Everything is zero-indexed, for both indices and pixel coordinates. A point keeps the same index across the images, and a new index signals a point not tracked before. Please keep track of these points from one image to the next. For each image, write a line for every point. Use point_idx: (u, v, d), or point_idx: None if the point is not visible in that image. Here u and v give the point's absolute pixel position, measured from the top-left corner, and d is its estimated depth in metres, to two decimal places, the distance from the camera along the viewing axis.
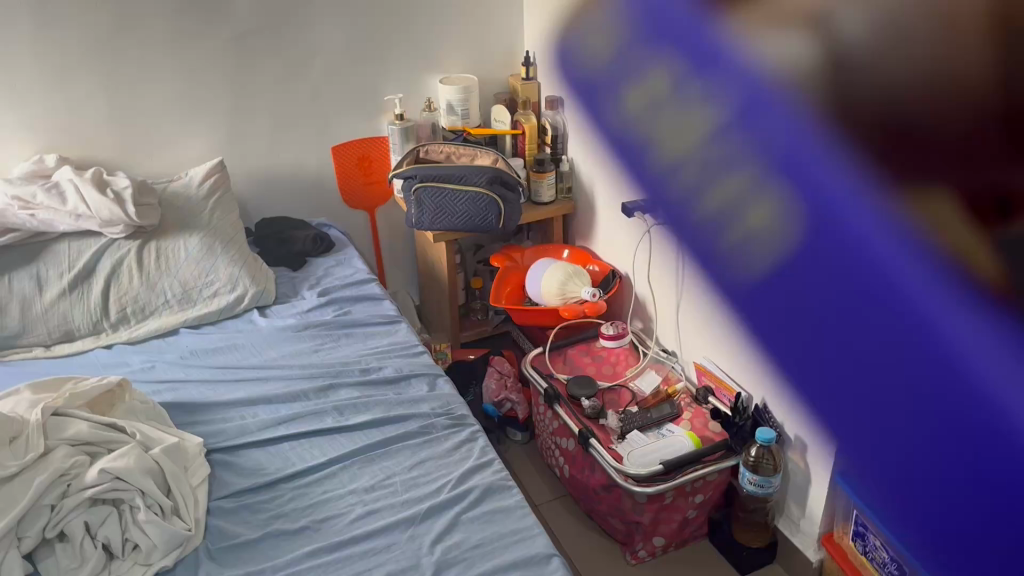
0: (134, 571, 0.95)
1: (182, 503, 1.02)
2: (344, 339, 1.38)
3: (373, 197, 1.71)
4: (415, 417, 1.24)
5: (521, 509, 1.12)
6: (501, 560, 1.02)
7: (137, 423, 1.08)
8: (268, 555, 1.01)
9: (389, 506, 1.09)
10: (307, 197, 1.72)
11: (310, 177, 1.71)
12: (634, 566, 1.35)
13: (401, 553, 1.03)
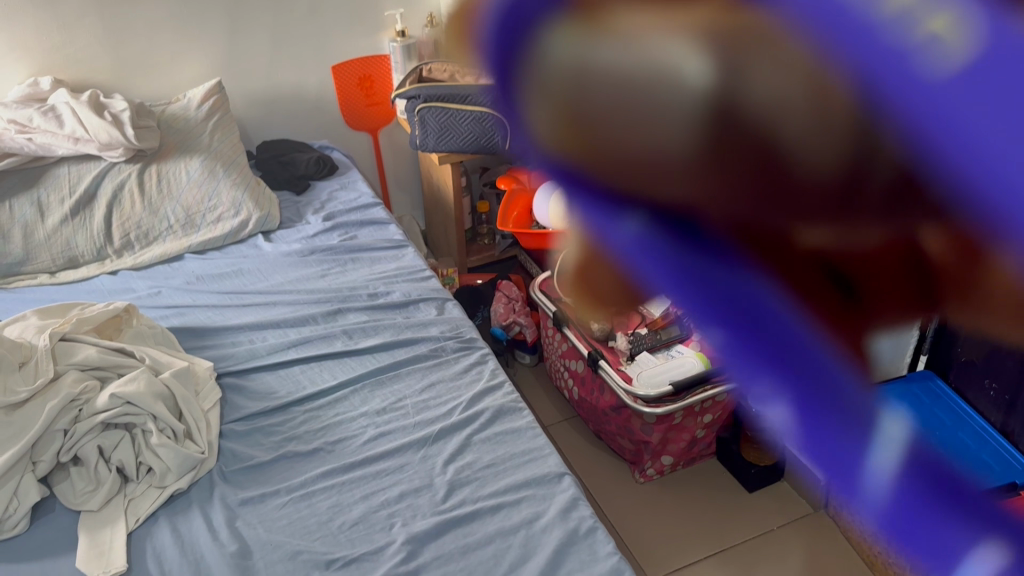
0: (148, 493, 0.98)
1: (194, 426, 1.03)
2: (352, 264, 1.37)
3: (374, 118, 1.71)
4: (425, 340, 1.24)
5: (531, 430, 1.14)
6: (512, 480, 1.05)
7: (146, 347, 1.08)
8: (282, 477, 1.03)
9: (400, 429, 1.10)
10: (308, 118, 1.71)
11: (311, 99, 1.69)
12: (642, 485, 1.37)
13: (414, 473, 1.05)
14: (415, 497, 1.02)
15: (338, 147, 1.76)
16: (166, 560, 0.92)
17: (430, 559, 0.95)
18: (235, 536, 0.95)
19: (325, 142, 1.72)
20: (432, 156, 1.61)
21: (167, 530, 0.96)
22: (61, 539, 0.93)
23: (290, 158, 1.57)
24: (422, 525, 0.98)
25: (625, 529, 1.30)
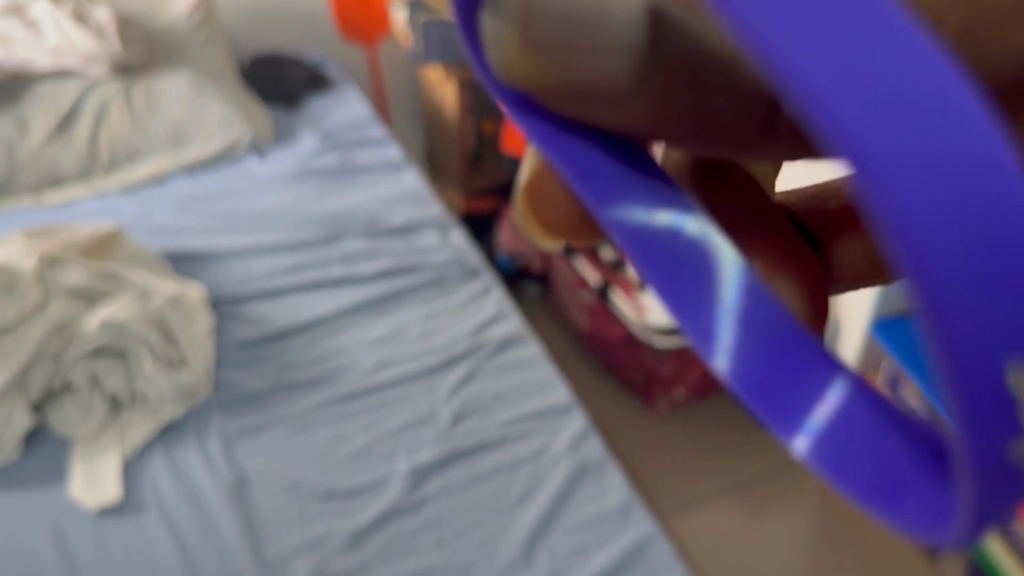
0: (142, 421, 0.95)
1: (189, 351, 0.99)
2: (349, 186, 1.33)
3: (372, 32, 1.55)
4: (427, 267, 1.20)
5: (540, 360, 1.12)
6: (517, 412, 1.05)
7: (135, 271, 1.04)
8: (278, 407, 1.01)
9: (402, 357, 1.08)
10: (300, 31, 1.65)
11: (304, 9, 1.63)
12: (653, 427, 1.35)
13: (417, 401, 1.04)
14: (419, 428, 1.02)
15: (336, 64, 1.69)
16: (162, 490, 0.91)
17: (435, 491, 0.96)
18: (233, 466, 0.94)
19: (322, 58, 1.63)
20: (432, 73, 1.55)
21: (162, 458, 0.94)
22: (55, 468, 0.92)
23: (285, 72, 1.50)
24: (427, 456, 0.98)
25: (621, 446, 1.30)
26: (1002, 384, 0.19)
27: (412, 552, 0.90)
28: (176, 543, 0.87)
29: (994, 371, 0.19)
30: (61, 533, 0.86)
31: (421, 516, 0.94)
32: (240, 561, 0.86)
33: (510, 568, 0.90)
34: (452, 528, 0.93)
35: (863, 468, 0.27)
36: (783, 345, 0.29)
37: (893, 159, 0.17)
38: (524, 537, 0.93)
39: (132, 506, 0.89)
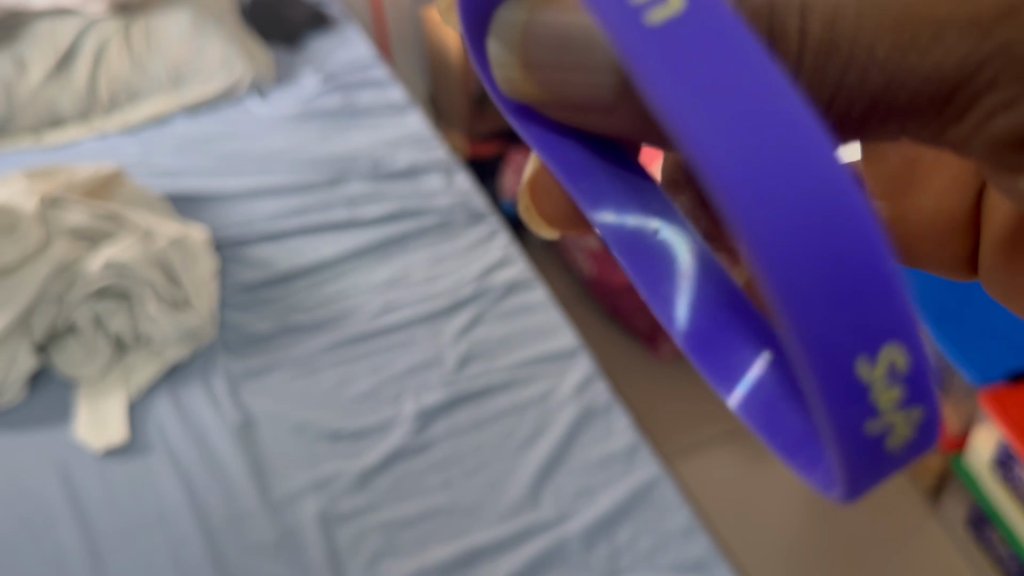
0: (147, 362, 0.95)
1: (194, 293, 0.99)
2: (353, 127, 1.31)
3: None
4: (432, 210, 1.19)
5: (547, 304, 1.11)
6: (524, 355, 1.05)
7: (137, 213, 1.03)
8: (283, 349, 1.00)
9: (407, 301, 1.08)
10: None
11: None
12: (653, 381, 1.38)
13: (424, 344, 1.04)
14: (426, 370, 1.02)
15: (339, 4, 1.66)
16: (168, 431, 0.91)
17: (442, 433, 0.96)
18: (239, 407, 0.94)
19: None
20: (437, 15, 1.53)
21: (168, 399, 0.94)
22: (59, 409, 0.92)
23: (285, 13, 1.48)
24: (433, 398, 0.98)
25: (624, 385, 1.36)
26: (848, 359, 0.28)
27: (420, 492, 0.91)
28: (182, 483, 0.87)
29: (842, 358, 0.28)
30: (67, 472, 0.87)
31: (429, 457, 0.94)
32: (248, 502, 0.87)
33: (518, 508, 0.91)
34: (460, 469, 0.94)
35: (786, 429, 0.39)
36: (721, 320, 0.44)
37: (762, 204, 0.26)
38: (531, 478, 0.93)
39: (137, 446, 0.90)
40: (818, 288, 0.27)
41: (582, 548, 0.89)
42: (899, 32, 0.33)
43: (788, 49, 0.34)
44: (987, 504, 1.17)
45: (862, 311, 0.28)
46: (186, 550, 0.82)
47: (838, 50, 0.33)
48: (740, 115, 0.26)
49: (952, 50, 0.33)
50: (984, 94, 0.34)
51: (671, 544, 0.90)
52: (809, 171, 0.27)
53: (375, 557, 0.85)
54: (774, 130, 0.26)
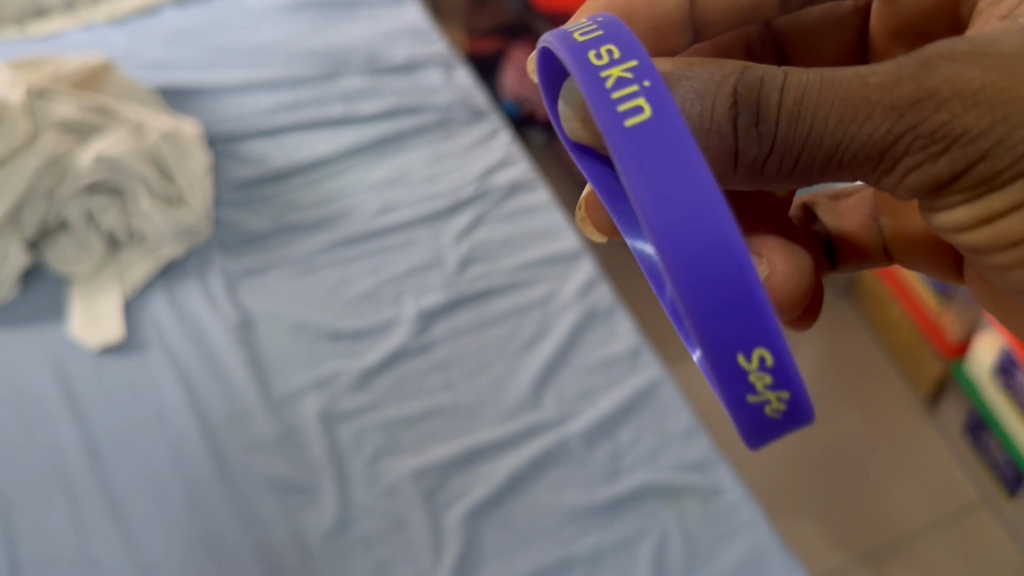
0: (142, 260, 0.94)
1: (187, 189, 0.97)
2: (348, 19, 1.26)
3: None
4: (431, 108, 1.15)
5: (549, 205, 1.09)
6: (526, 257, 1.03)
7: (128, 107, 1.00)
8: (280, 247, 0.99)
9: (407, 201, 1.05)
10: None
11: None
12: None
13: (423, 245, 1.02)
14: (425, 273, 1.00)
15: None
16: (165, 329, 0.90)
17: (443, 334, 0.95)
18: (236, 306, 0.93)
19: None
20: None
21: (164, 298, 0.93)
22: (53, 306, 0.91)
23: None
24: (433, 299, 0.97)
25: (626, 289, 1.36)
26: (733, 359, 0.37)
27: (420, 392, 0.90)
28: (181, 381, 0.86)
29: (727, 356, 0.37)
30: (64, 369, 0.86)
31: (429, 358, 0.93)
32: (248, 400, 0.86)
33: (519, 409, 0.90)
34: (461, 369, 0.93)
35: None
36: None
37: (668, 244, 0.34)
38: (533, 379, 0.92)
39: (134, 344, 0.89)
40: (701, 301, 0.35)
41: (584, 448, 0.88)
42: (846, 105, 0.37)
43: (761, 118, 0.38)
44: (986, 413, 1.16)
45: (742, 326, 0.36)
46: (186, 447, 0.82)
47: (803, 115, 0.38)
48: (670, 186, 0.34)
49: (888, 125, 0.37)
50: (918, 157, 0.38)
51: (673, 445, 0.90)
52: (717, 229, 0.34)
53: (376, 456, 0.85)
54: (688, 189, 0.34)
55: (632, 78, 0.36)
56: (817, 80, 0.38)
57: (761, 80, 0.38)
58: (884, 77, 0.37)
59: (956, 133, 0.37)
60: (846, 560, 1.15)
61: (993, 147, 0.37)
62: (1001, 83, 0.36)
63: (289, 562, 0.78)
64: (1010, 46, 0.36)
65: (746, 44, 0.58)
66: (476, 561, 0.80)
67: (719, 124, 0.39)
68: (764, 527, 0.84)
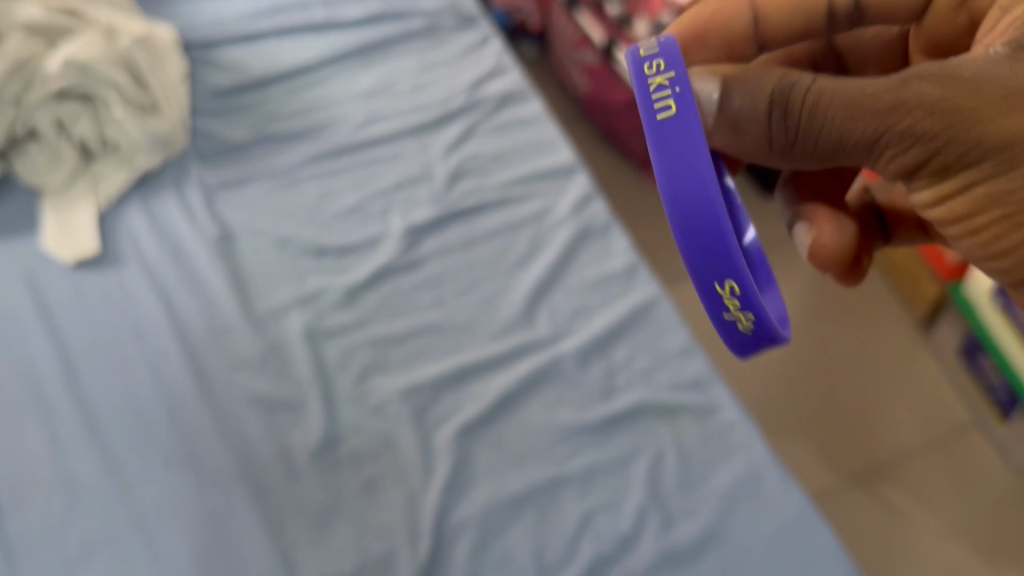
0: (117, 172, 0.91)
1: (162, 98, 0.93)
2: None
3: None
4: (419, 14, 1.10)
5: (542, 118, 1.05)
6: (519, 171, 0.99)
7: (97, 10, 0.95)
8: (263, 159, 0.95)
9: (393, 111, 1.01)
10: None
11: None
12: (647, 202, 1.33)
13: (412, 159, 0.98)
14: (414, 187, 0.96)
15: None
16: (142, 244, 0.88)
17: (432, 250, 0.92)
18: (216, 220, 0.90)
19: None
20: None
21: (141, 212, 0.90)
22: (24, 220, 0.87)
23: None
24: (422, 215, 0.93)
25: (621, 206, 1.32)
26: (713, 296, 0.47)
27: (409, 309, 0.87)
28: (160, 299, 0.84)
29: (710, 292, 0.47)
30: (38, 285, 0.83)
31: (419, 274, 0.90)
32: (230, 316, 0.84)
33: (511, 327, 0.88)
34: (451, 287, 0.90)
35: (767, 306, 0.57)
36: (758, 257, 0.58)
37: (669, 207, 0.45)
38: (525, 297, 0.89)
39: (110, 259, 0.86)
40: (690, 251, 0.46)
41: (578, 367, 0.86)
42: (844, 108, 0.42)
43: (784, 115, 0.43)
44: (983, 333, 1.14)
45: (720, 275, 0.46)
46: (166, 366, 0.80)
47: (818, 114, 0.42)
48: (677, 167, 0.44)
49: (872, 125, 0.42)
50: (895, 155, 0.42)
51: (669, 364, 0.87)
52: (706, 200, 0.44)
53: (364, 373, 0.83)
54: (687, 170, 0.44)
55: (669, 84, 0.45)
56: (825, 85, 0.43)
57: (791, 84, 0.43)
58: (879, 86, 0.42)
59: (921, 134, 0.41)
60: (836, 482, 1.14)
61: (946, 147, 0.41)
62: (958, 92, 0.40)
63: (275, 481, 0.76)
64: (971, 68, 0.41)
65: (810, 58, 0.59)
66: (467, 478, 0.78)
67: (753, 118, 0.44)
68: (762, 445, 0.83)
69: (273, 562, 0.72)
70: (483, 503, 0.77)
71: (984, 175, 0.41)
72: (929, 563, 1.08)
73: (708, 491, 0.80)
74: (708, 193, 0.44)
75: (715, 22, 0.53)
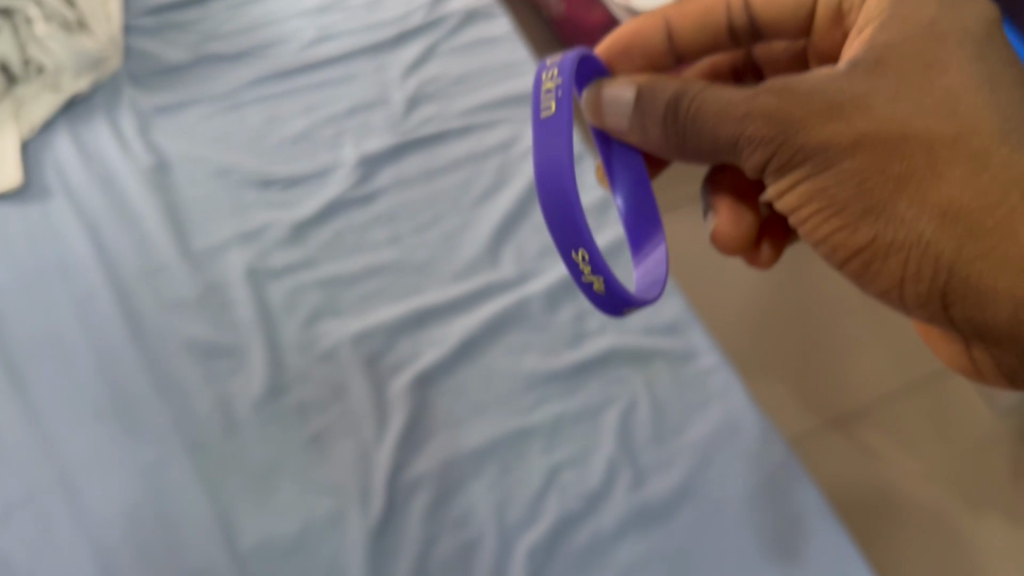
0: (42, 95, 0.83)
1: (89, 16, 0.86)
2: None
3: None
4: None
5: (510, 37, 0.96)
6: (485, 97, 0.91)
7: None
8: (201, 81, 0.88)
9: (345, 30, 0.94)
10: None
11: None
12: None
13: (365, 84, 0.91)
14: (369, 113, 0.89)
15: None
16: (71, 174, 0.81)
17: (388, 183, 0.85)
18: (151, 148, 0.84)
19: None
20: None
21: (69, 140, 0.83)
22: None
23: None
24: (377, 144, 0.86)
25: None
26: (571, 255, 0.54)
27: (362, 248, 0.81)
28: (89, 236, 0.77)
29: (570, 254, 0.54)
30: None
31: (373, 210, 0.83)
32: (166, 254, 0.77)
33: (473, 267, 0.81)
34: (409, 223, 0.83)
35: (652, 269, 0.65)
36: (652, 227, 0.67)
37: (539, 179, 0.53)
38: (489, 233, 0.82)
39: (35, 191, 0.80)
40: (551, 217, 0.53)
41: (546, 309, 0.79)
42: (712, 115, 0.52)
43: (677, 116, 0.53)
44: None
45: (573, 238, 0.53)
46: (95, 306, 0.74)
47: (702, 120, 0.52)
48: (546, 150, 0.53)
49: (734, 129, 0.51)
50: (749, 158, 0.51)
51: (644, 306, 0.81)
52: (562, 174, 0.52)
53: (312, 317, 0.76)
54: (554, 152, 0.53)
55: (557, 90, 0.56)
56: (704, 93, 0.52)
57: (683, 92, 0.53)
58: (743, 98, 0.51)
59: (771, 138, 0.50)
60: (815, 427, 1.10)
61: (786, 147, 0.49)
62: (790, 101, 0.50)
63: (214, 432, 0.70)
64: (811, 84, 0.50)
65: (731, 70, 0.67)
66: (424, 430, 0.72)
67: (658, 119, 0.54)
68: (742, 393, 0.76)
69: (210, 519, 0.66)
70: (441, 458, 0.71)
71: (806, 176, 0.50)
72: (911, 513, 1.04)
73: (684, 442, 0.74)
74: (563, 165, 0.52)
75: (634, 38, 0.63)
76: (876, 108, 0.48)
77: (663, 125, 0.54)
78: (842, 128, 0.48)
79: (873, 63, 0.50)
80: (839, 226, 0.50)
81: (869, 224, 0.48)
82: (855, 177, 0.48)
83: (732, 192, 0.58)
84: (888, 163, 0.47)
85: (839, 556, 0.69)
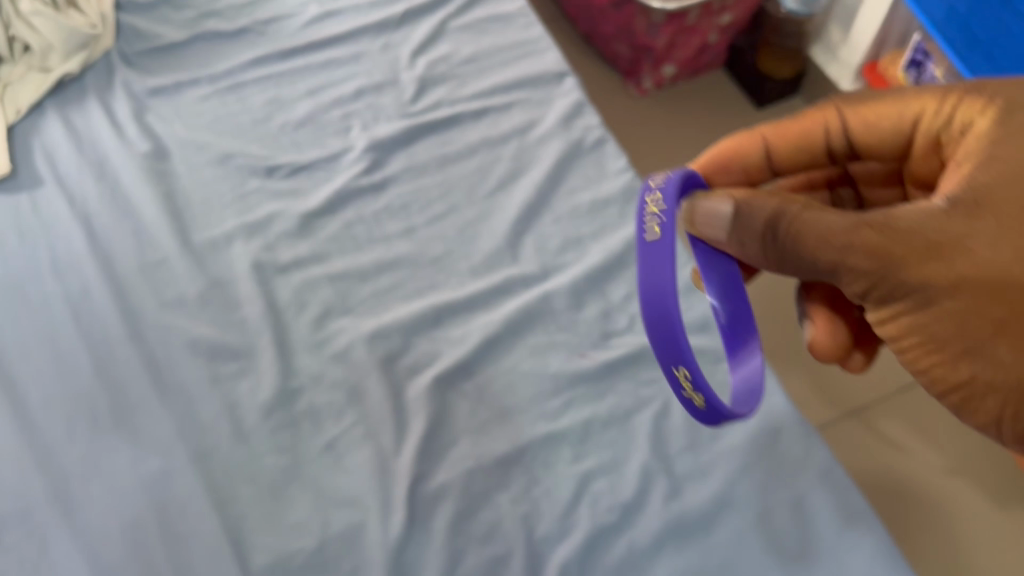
0: (29, 77, 0.79)
1: None
2: None
3: None
4: None
5: (524, 15, 0.91)
6: (499, 79, 0.86)
7: None
8: (198, 62, 0.83)
9: (349, 8, 0.89)
10: None
11: None
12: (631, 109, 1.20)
13: (373, 65, 0.85)
14: (377, 95, 0.83)
15: None
16: (61, 161, 0.76)
17: (399, 170, 0.80)
18: (147, 133, 0.78)
19: None
20: None
21: (59, 121, 0.78)
22: None
23: None
24: (387, 129, 0.81)
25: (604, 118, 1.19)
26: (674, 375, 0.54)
27: (372, 242, 0.76)
28: (81, 227, 0.72)
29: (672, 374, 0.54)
30: None
31: (384, 200, 0.78)
32: (165, 247, 0.72)
33: (492, 262, 0.76)
34: (423, 214, 0.78)
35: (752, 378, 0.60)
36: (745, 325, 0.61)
37: (646, 315, 0.52)
38: (508, 224, 0.77)
39: (23, 178, 0.75)
40: (658, 347, 0.53)
41: (570, 306, 0.75)
42: (810, 244, 0.45)
43: (773, 239, 0.46)
44: None
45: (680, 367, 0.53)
46: (90, 303, 0.69)
47: (798, 249, 0.45)
48: (653, 288, 0.52)
49: (830, 259, 0.44)
50: (847, 287, 0.45)
51: None
52: (672, 315, 0.51)
53: (323, 316, 0.71)
54: (660, 292, 0.51)
55: (661, 209, 0.53)
56: (803, 215, 0.45)
57: (778, 214, 0.46)
58: (843, 227, 0.44)
59: (873, 272, 0.43)
60: (833, 416, 1.03)
61: (885, 284, 0.43)
62: (892, 237, 0.43)
63: (221, 441, 0.65)
64: (913, 220, 0.43)
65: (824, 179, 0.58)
66: (446, 437, 0.68)
67: (752, 241, 0.47)
68: (780, 395, 0.72)
69: (219, 537, 0.61)
70: (465, 468, 0.67)
71: (909, 311, 0.43)
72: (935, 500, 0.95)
73: (720, 449, 0.69)
74: (669, 306, 0.51)
75: (731, 154, 0.55)
76: (983, 254, 0.41)
77: (758, 246, 0.47)
78: (944, 270, 0.42)
79: (980, 195, 0.43)
80: (937, 363, 0.43)
81: (969, 365, 0.42)
82: (958, 318, 0.42)
83: (826, 301, 0.51)
84: (991, 308, 0.41)
85: (891, 568, 0.65)
